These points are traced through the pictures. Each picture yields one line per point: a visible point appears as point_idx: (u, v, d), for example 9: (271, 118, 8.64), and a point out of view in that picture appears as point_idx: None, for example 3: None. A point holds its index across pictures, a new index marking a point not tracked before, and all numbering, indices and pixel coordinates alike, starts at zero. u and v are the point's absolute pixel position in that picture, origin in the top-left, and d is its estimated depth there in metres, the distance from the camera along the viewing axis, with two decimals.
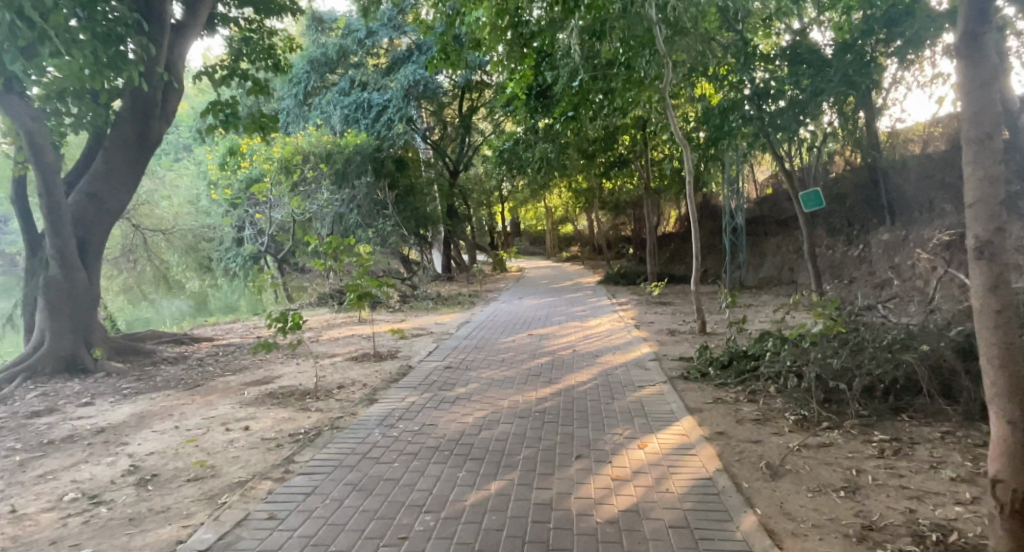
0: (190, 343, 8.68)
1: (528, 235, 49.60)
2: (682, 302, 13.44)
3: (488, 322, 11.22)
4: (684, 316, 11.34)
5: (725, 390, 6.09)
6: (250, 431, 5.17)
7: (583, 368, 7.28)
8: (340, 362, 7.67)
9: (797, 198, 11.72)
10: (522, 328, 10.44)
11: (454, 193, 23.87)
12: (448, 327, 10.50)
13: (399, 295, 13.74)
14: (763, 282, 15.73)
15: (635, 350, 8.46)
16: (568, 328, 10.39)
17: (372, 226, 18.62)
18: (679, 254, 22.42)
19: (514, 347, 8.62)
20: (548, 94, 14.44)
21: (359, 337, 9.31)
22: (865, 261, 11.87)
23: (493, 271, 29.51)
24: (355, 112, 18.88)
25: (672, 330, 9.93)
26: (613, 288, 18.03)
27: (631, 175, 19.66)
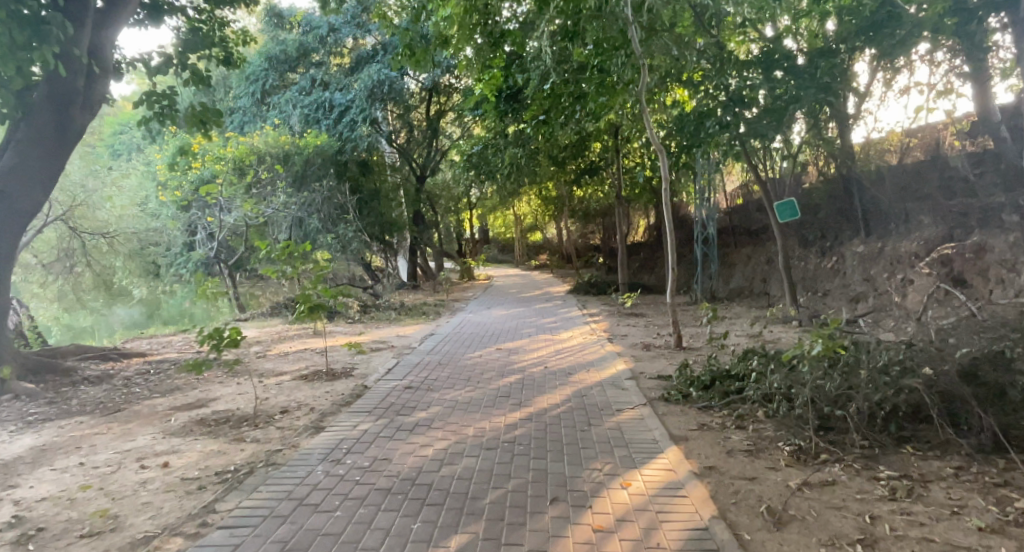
0: (118, 360, 7.72)
1: (496, 243, 49.11)
2: (654, 314, 13.02)
3: (453, 335, 10.55)
4: (658, 329, 10.89)
5: (709, 415, 5.61)
6: (170, 469, 4.37)
7: (555, 388, 6.69)
8: (287, 382, 6.89)
9: (772, 208, 11.46)
10: (490, 341, 9.81)
11: (420, 199, 23.13)
12: (410, 341, 9.80)
13: (360, 306, 12.93)
14: (734, 293, 15.49)
15: (610, 366, 7.94)
16: (538, 342, 9.81)
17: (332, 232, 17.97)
18: (648, 263, 22.26)
19: (481, 364, 7.98)
20: (518, 98, 13.94)
21: (310, 352, 8.52)
22: (840, 273, 11.66)
23: (460, 280, 28.82)
24: (316, 112, 18.05)
25: (647, 344, 9.47)
26: (583, 298, 17.54)
27: (603, 184, 19.31)
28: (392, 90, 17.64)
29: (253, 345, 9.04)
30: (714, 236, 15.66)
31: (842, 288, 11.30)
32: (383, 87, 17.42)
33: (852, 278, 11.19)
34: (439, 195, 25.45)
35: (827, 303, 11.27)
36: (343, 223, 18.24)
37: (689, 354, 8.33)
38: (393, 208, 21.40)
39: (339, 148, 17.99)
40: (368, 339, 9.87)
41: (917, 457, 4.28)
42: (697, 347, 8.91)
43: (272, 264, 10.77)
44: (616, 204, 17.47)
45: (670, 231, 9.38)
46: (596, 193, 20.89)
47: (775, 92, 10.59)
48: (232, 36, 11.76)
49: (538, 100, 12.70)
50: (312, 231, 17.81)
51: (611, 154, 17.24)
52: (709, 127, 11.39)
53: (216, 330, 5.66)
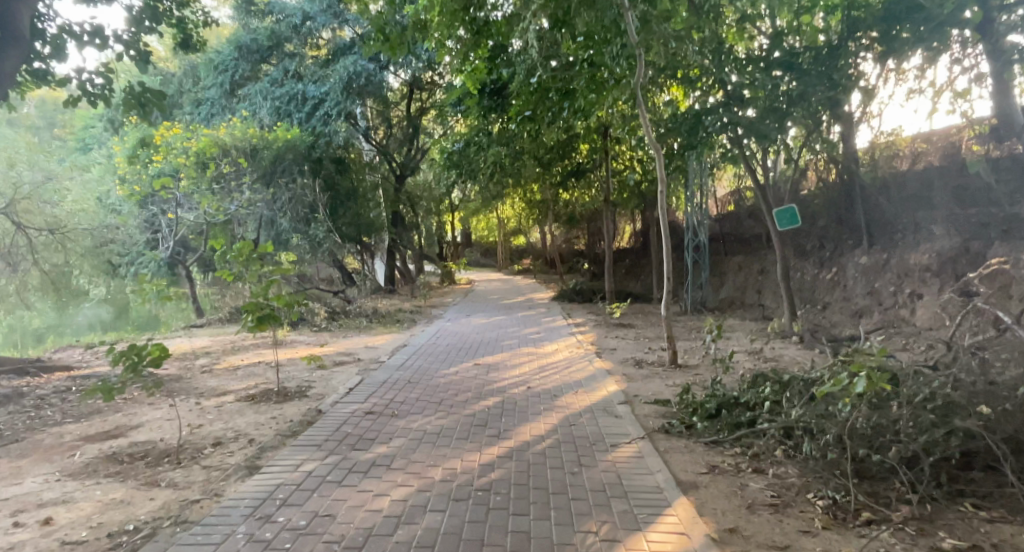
0: (33, 375, 6.63)
1: (479, 247, 48.26)
2: (644, 326, 12.25)
3: (428, 346, 9.64)
4: (649, 344, 10.11)
5: (720, 453, 4.84)
6: (48, 529, 3.40)
7: (540, 414, 5.83)
8: (228, 404, 5.92)
9: (771, 214, 10.77)
10: (469, 355, 8.92)
11: (399, 200, 22.19)
12: (378, 354, 8.88)
13: (328, 312, 11.95)
14: (725, 303, 14.81)
15: (600, 387, 7.10)
16: (522, 356, 8.95)
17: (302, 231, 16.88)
18: (634, 270, 21.65)
19: (457, 383, 7.10)
20: (504, 93, 13.16)
21: (263, 367, 7.54)
22: (841, 285, 11.02)
23: (441, 284, 27.87)
24: (288, 105, 17.02)
25: (639, 361, 8.66)
26: (568, 306, 16.72)
27: (590, 188, 18.56)
28: (370, 83, 16.62)
29: (200, 358, 8.03)
30: (706, 243, 14.99)
31: (844, 302, 10.64)
32: (359, 79, 16.40)
33: (855, 291, 10.54)
34: (420, 196, 24.49)
35: (828, 317, 10.59)
36: (314, 222, 17.06)
37: (687, 375, 7.56)
38: (370, 208, 20.47)
39: (312, 143, 17.00)
40: (331, 351, 8.91)
41: (982, 519, 3.55)
42: (695, 365, 8.13)
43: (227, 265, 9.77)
44: (604, 208, 16.71)
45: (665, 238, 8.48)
46: (583, 197, 20.13)
47: (778, 90, 9.89)
48: (192, 18, 10.74)
49: (523, 95, 11.88)
50: (283, 231, 16.60)
51: (600, 156, 16.49)
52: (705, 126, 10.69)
53: (131, 347, 4.63)
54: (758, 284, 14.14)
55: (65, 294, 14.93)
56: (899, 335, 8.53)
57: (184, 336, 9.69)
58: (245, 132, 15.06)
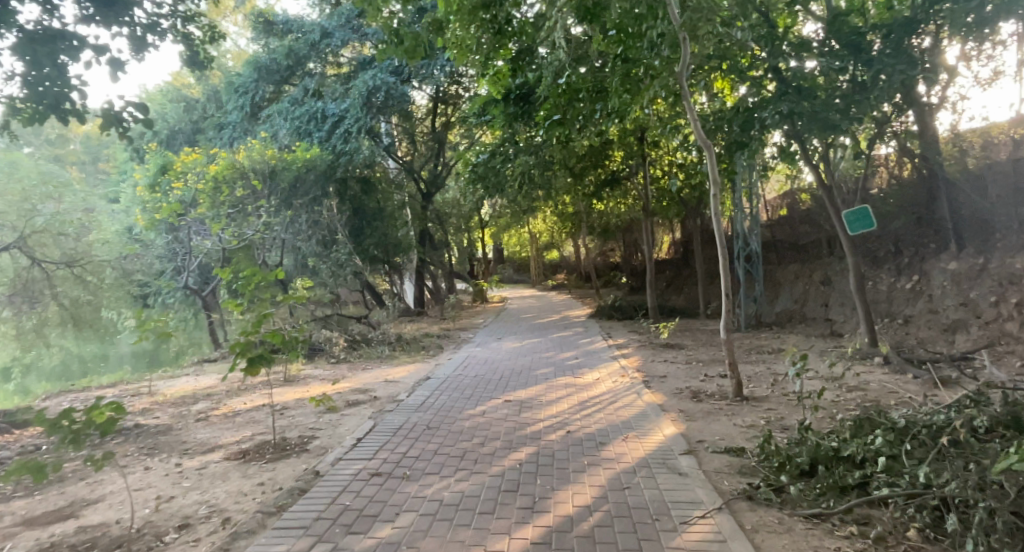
0: (7, 433, 5.87)
1: (512, 263, 47.49)
2: (694, 347, 10.98)
3: (453, 379, 8.61)
4: (704, 371, 8.88)
5: (829, 532, 3.62)
6: None
7: (584, 472, 4.71)
8: (213, 464, 5.00)
9: (840, 216, 9.41)
10: (499, 389, 7.83)
11: (427, 219, 21.49)
12: (397, 390, 7.93)
13: (349, 341, 11.11)
14: (783, 318, 13.40)
15: (654, 430, 5.93)
16: (559, 389, 7.82)
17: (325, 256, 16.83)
18: (675, 282, 20.37)
19: (484, 428, 6.02)
20: (531, 98, 12.23)
21: (265, 411, 6.64)
22: (925, 295, 9.55)
23: (473, 303, 27.01)
24: (308, 124, 16.46)
25: (697, 392, 7.43)
26: (608, 325, 15.53)
27: (626, 197, 17.40)
28: (390, 97, 15.91)
29: (199, 402, 7.21)
30: (758, 252, 13.64)
31: (931, 315, 9.16)
32: (378, 93, 15.70)
33: (943, 302, 9.07)
34: (449, 213, 23.63)
35: (913, 333, 9.13)
36: (336, 246, 17.09)
37: (759, 413, 6.31)
38: (397, 227, 19.85)
39: (333, 162, 16.45)
40: (346, 389, 7.98)
41: None
42: (765, 399, 6.86)
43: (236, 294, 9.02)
44: (644, 218, 15.51)
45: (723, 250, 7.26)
46: (619, 207, 19.00)
47: (840, 77, 8.71)
48: (199, 33, 10.04)
49: (551, 98, 10.89)
50: (307, 256, 16.50)
51: (636, 163, 15.38)
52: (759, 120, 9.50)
53: (61, 414, 3.60)
54: (821, 296, 12.68)
55: (87, 329, 14.59)
56: (1013, 356, 7.07)
57: (191, 374, 8.95)
58: (263, 153, 14.52)
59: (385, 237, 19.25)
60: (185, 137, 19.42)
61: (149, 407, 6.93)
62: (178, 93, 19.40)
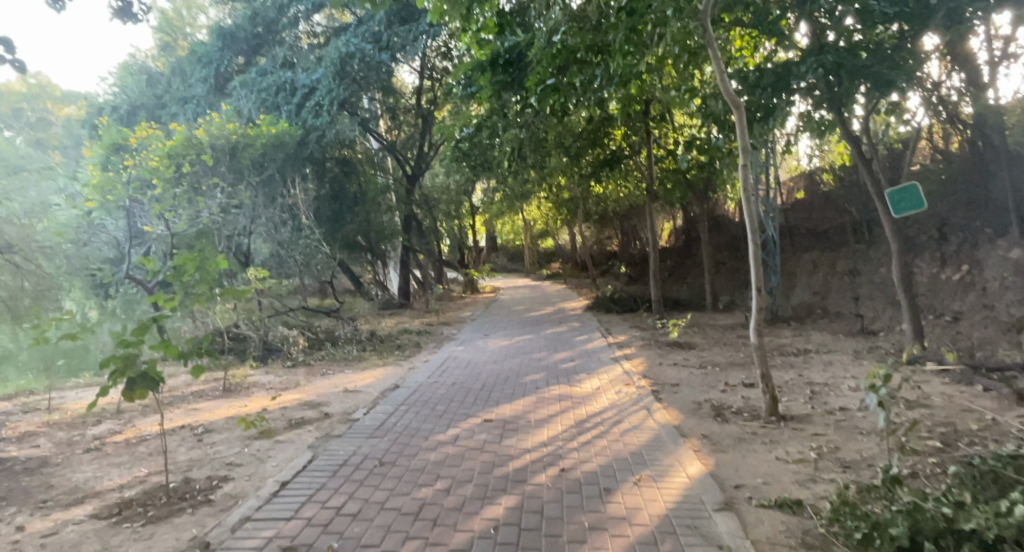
0: None
1: (506, 252, 46.23)
2: (707, 347, 9.66)
3: (426, 390, 7.21)
4: (723, 378, 7.54)
5: None
6: None
7: (585, 546, 3.30)
8: (66, 529, 3.58)
9: (884, 195, 7.99)
10: (479, 404, 6.43)
11: (412, 203, 20.10)
12: (357, 404, 6.60)
13: (312, 340, 9.75)
14: (801, 313, 12.08)
15: (673, 466, 4.54)
16: (552, 404, 6.44)
17: (298, 248, 14.48)
18: (677, 272, 19.08)
19: (453, 464, 4.62)
20: (520, 63, 10.74)
21: (177, 438, 5.25)
22: (978, 288, 8.23)
23: (464, 293, 25.67)
24: (275, 97, 15.14)
25: (719, 409, 6.07)
26: (606, 319, 14.18)
27: (627, 179, 15.94)
28: (367, 67, 14.81)
29: (103, 424, 5.81)
30: (775, 239, 12.30)
31: (986, 312, 7.80)
32: (354, 61, 14.62)
33: (1003, 296, 7.73)
34: (439, 197, 22.14)
35: (967, 332, 7.78)
36: (305, 235, 14.69)
37: (806, 442, 4.95)
38: (381, 213, 18.55)
39: (304, 138, 15.11)
40: (293, 403, 6.59)
41: None
42: (807, 420, 5.51)
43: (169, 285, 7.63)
44: (648, 201, 14.04)
45: (756, 235, 5.84)
46: (619, 191, 17.60)
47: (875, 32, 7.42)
48: None
49: (542, 59, 9.40)
50: (288, 245, 14.46)
51: (639, 140, 13.85)
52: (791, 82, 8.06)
53: None
54: (846, 289, 11.37)
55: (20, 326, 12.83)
56: None
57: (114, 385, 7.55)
58: (223, 127, 12.99)
59: (367, 223, 17.90)
60: (148, 114, 17.84)
61: (36, 430, 5.53)
62: (140, 66, 17.78)
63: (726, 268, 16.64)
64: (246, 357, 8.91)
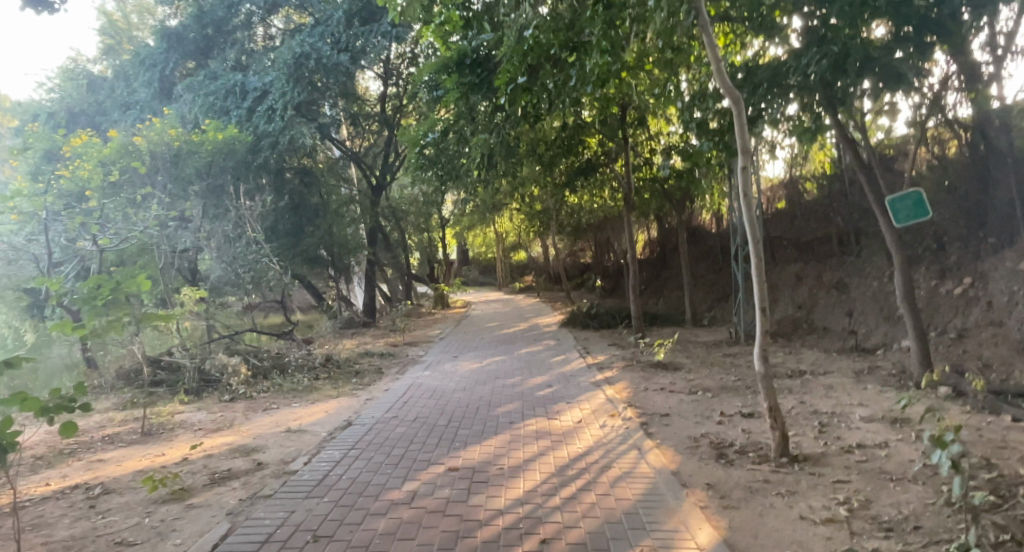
0: None
1: (478, 265, 45.37)
2: (694, 369, 8.92)
3: (383, 427, 6.23)
4: (718, 406, 6.77)
5: None
6: None
7: None
8: None
9: (885, 204, 7.38)
10: (443, 446, 5.49)
11: (378, 215, 19.10)
12: (300, 449, 5.60)
13: (256, 368, 8.63)
14: (787, 328, 11.48)
15: (679, 532, 3.68)
16: (528, 444, 5.54)
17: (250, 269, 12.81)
18: (654, 284, 18.48)
19: (407, 536, 3.67)
20: (489, 63, 10.10)
21: (63, 506, 4.19)
22: (983, 303, 7.67)
23: (434, 308, 24.67)
24: (224, 101, 14.07)
25: (720, 449, 5.27)
26: (584, 336, 13.38)
27: (602, 189, 15.26)
28: (324, 68, 13.98)
29: None
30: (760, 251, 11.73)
31: (994, 329, 7.23)
32: (308, 62, 13.78)
33: (1013, 311, 7.17)
34: (408, 209, 21.12)
35: (975, 351, 7.20)
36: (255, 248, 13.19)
37: (829, 494, 4.17)
38: (344, 226, 17.54)
39: (256, 145, 14.07)
40: (222, 449, 5.55)
41: None
42: (824, 463, 4.74)
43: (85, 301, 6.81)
44: (626, 212, 13.33)
45: (759, 247, 5.08)
46: (594, 201, 16.94)
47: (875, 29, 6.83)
48: None
49: (513, 58, 8.58)
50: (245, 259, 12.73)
51: (616, 146, 13.15)
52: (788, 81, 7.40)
53: None
54: (833, 303, 10.84)
55: None
56: None
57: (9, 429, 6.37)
58: (163, 133, 11.81)
59: (329, 236, 16.82)
60: (87, 121, 16.41)
61: None
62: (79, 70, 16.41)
63: (705, 281, 16.08)
64: (178, 391, 7.80)
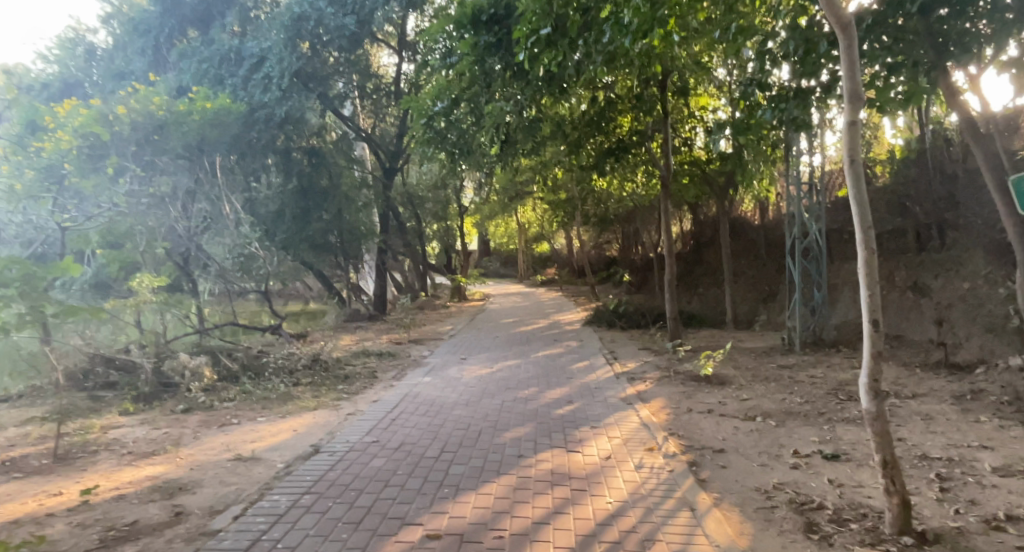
0: None
1: (499, 256, 44.19)
2: (745, 386, 7.41)
3: (357, 458, 4.89)
4: (787, 442, 5.25)
5: None
6: None
7: None
8: None
9: (1000, 178, 5.75)
10: (427, 495, 4.09)
11: (390, 200, 17.86)
12: (244, 487, 4.29)
13: (225, 372, 7.39)
14: (851, 335, 9.84)
15: None
16: (540, 495, 4.11)
17: None
18: (688, 281, 16.88)
19: None
20: (508, 19, 8.70)
21: None
22: None
23: (452, 300, 23.47)
24: (218, 69, 13.10)
25: (807, 516, 3.77)
26: (610, 338, 11.92)
27: (634, 173, 13.69)
28: (326, 30, 12.98)
29: None
30: (820, 245, 10.07)
31: None
32: (309, 25, 12.72)
33: None
34: (425, 195, 19.86)
35: None
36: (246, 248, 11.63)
37: None
38: (356, 211, 16.38)
39: (252, 116, 12.90)
40: (139, 488, 4.27)
41: None
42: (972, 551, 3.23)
43: (4, 290, 5.24)
44: (662, 198, 11.79)
45: (875, 237, 3.48)
46: (625, 187, 15.37)
47: None
48: None
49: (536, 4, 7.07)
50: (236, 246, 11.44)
51: (653, 122, 11.58)
52: (886, 27, 5.98)
53: None
54: (909, 308, 9.16)
55: None
56: None
57: None
58: (146, 101, 10.57)
59: (336, 221, 15.62)
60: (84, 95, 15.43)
61: None
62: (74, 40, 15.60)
63: (746, 278, 14.45)
64: (128, 396, 6.62)
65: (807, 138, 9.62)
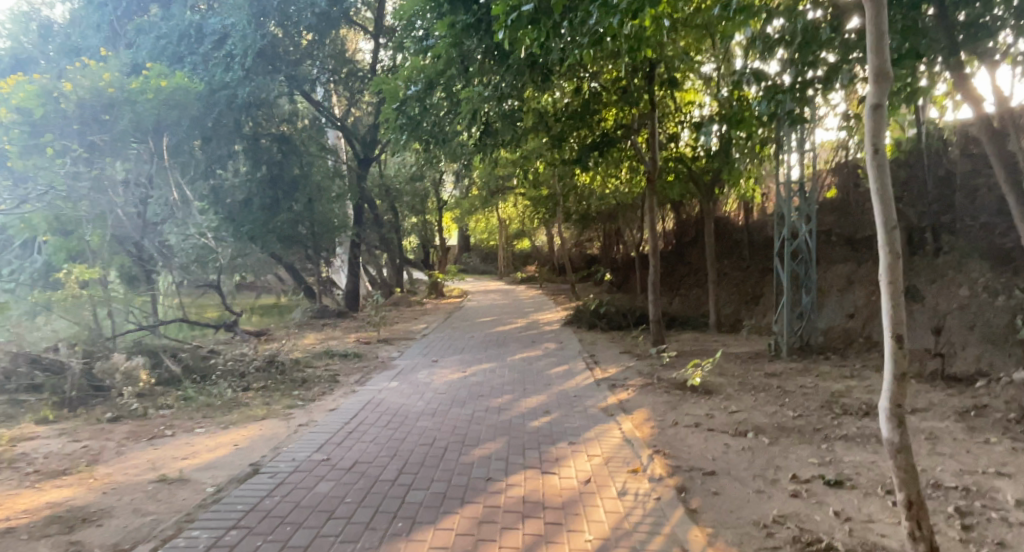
0: None
1: (479, 253, 43.53)
2: (733, 396, 6.93)
3: (302, 481, 4.26)
4: (784, 464, 4.76)
5: None
6: None
7: None
8: None
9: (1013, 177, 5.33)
10: (377, 532, 3.47)
11: (365, 191, 17.13)
12: (161, 518, 3.64)
13: (167, 375, 6.69)
14: (840, 341, 9.45)
15: None
16: (510, 531, 3.53)
17: None
18: (671, 282, 16.46)
19: None
20: None
21: None
22: None
23: (428, 297, 22.79)
24: (177, 46, 12.33)
25: None
26: (590, 340, 11.42)
27: (618, 169, 13.17)
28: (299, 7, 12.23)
29: None
30: (810, 248, 9.65)
31: None
32: None
33: None
34: (402, 188, 19.16)
35: None
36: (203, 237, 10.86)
37: None
38: (329, 202, 15.63)
39: (213, 96, 12.12)
40: (34, 518, 3.60)
41: None
42: None
43: None
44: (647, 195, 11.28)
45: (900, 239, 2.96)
46: (608, 182, 14.85)
47: None
48: None
49: None
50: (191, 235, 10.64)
51: (640, 115, 11.05)
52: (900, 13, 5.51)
53: None
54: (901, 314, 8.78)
55: None
56: None
57: None
58: (96, 76, 9.71)
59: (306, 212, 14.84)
60: None
61: None
62: None
63: (731, 280, 14.06)
64: (50, 402, 5.90)
65: (799, 135, 9.20)
